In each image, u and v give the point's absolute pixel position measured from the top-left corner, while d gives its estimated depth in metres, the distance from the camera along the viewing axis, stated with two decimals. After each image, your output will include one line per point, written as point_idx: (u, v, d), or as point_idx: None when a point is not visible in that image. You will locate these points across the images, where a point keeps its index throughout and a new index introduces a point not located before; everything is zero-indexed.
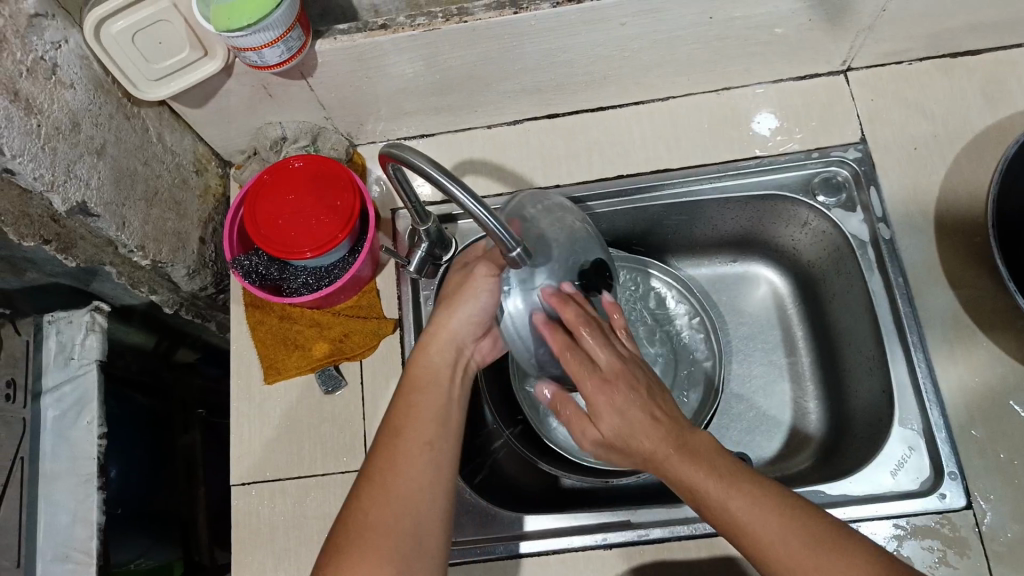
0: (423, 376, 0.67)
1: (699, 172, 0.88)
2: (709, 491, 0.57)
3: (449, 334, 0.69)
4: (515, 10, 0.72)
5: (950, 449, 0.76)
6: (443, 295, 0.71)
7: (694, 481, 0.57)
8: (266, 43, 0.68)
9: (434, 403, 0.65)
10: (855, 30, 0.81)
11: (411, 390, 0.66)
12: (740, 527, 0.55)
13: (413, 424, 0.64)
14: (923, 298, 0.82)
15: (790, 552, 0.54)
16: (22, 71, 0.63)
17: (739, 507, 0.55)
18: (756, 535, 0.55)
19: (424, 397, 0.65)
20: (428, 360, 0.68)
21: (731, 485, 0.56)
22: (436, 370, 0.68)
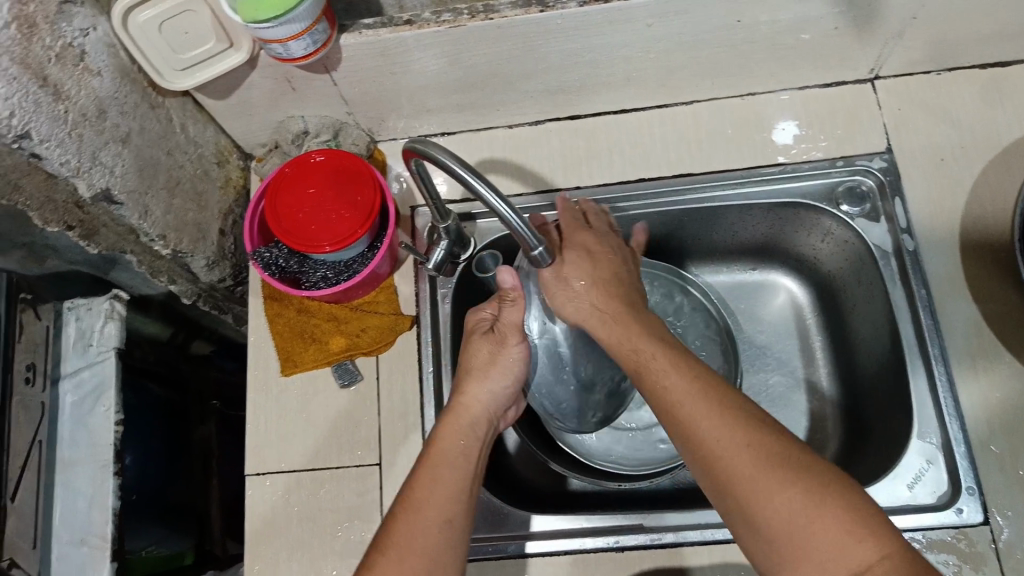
0: (444, 449, 0.66)
1: (720, 176, 0.87)
2: (649, 360, 0.64)
3: (472, 409, 0.70)
4: (541, 9, 0.72)
5: (969, 463, 0.75)
6: (467, 364, 0.73)
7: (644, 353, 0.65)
8: (293, 35, 0.68)
9: (455, 478, 0.64)
10: (884, 37, 0.80)
11: (430, 463, 0.65)
12: (697, 428, 0.58)
13: (438, 481, 0.63)
14: (945, 310, 0.81)
15: (741, 459, 0.55)
16: (51, 57, 0.63)
17: (704, 411, 0.58)
18: (670, 396, 0.61)
19: (443, 471, 0.64)
20: (449, 435, 0.67)
21: (703, 395, 0.59)
22: (458, 445, 0.67)
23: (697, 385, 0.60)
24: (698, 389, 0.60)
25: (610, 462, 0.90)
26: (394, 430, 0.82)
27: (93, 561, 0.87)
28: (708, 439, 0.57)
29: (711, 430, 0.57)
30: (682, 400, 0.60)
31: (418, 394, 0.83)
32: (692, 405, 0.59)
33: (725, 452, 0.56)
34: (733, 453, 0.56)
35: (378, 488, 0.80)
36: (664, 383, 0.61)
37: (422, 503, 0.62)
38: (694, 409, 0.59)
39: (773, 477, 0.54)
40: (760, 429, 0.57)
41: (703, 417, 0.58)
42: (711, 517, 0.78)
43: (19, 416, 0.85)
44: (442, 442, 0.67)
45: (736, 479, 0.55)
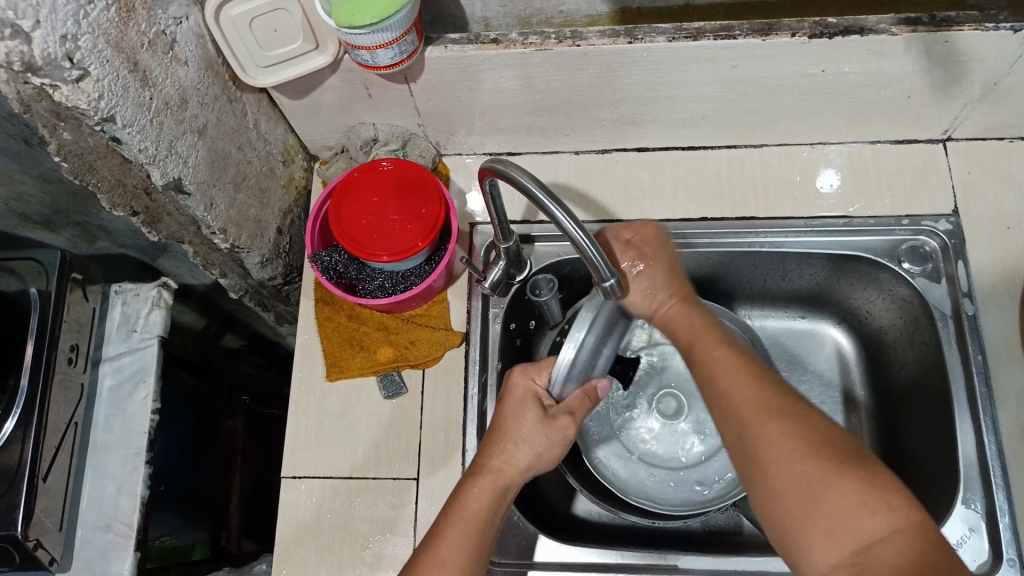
0: (470, 513, 0.64)
1: (784, 223, 0.87)
2: (706, 335, 0.66)
3: (509, 476, 0.67)
4: (629, 40, 0.72)
5: (1012, 535, 0.74)
6: (496, 422, 0.71)
7: (699, 329, 0.67)
8: (382, 44, 0.68)
9: (475, 537, 0.62)
10: (963, 100, 0.80)
11: (455, 522, 0.63)
12: (733, 401, 0.59)
13: (453, 541, 0.61)
14: (1000, 378, 0.80)
15: (767, 429, 0.55)
16: (144, 43, 0.63)
17: (744, 384, 0.59)
18: (715, 365, 0.62)
19: (468, 531, 0.62)
20: (478, 497, 0.65)
21: (748, 372, 0.60)
22: (485, 510, 0.64)
23: (744, 362, 0.61)
24: (744, 366, 0.61)
25: (644, 498, 0.87)
26: (435, 445, 0.81)
27: (116, 549, 0.86)
28: (741, 409, 0.58)
29: (739, 392, 0.59)
30: (725, 370, 0.61)
31: (462, 410, 0.82)
32: (733, 378, 0.60)
33: (760, 420, 0.56)
34: (764, 419, 0.56)
35: (414, 503, 0.79)
36: (713, 355, 0.63)
37: (440, 563, 0.60)
38: (733, 379, 0.60)
39: (800, 448, 0.54)
40: (794, 405, 0.57)
41: (742, 388, 0.59)
42: (748, 564, 0.76)
43: (57, 396, 0.85)
44: (471, 504, 0.64)
45: (762, 446, 0.55)
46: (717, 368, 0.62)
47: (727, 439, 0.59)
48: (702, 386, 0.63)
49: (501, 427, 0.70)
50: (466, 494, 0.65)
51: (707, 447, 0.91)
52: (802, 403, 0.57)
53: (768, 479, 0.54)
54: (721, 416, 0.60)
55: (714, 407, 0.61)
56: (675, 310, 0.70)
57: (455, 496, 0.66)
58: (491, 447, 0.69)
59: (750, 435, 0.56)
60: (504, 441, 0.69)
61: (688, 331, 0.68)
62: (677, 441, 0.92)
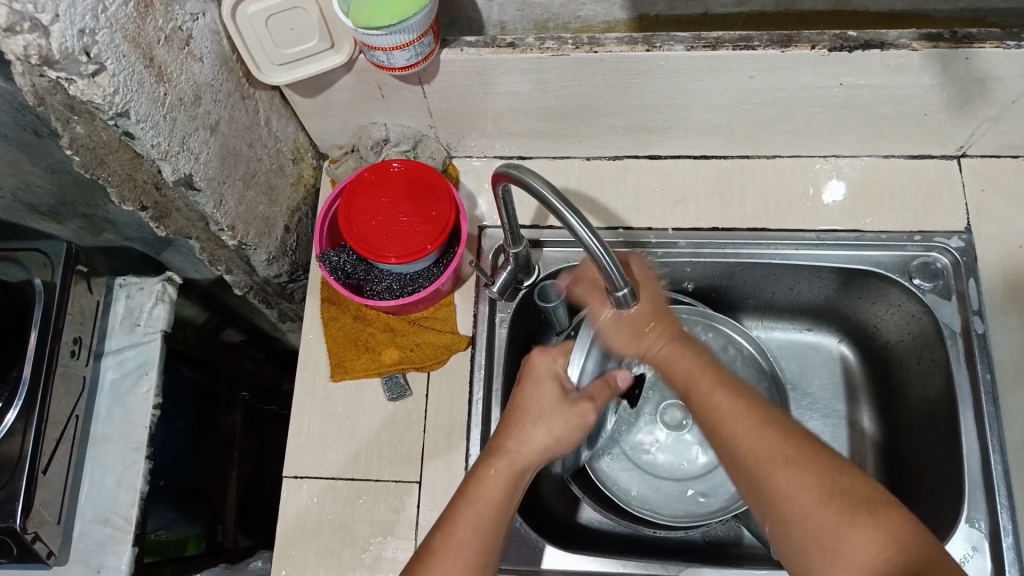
0: (487, 493, 0.63)
1: (793, 236, 0.86)
2: (700, 380, 0.65)
3: (530, 455, 0.67)
4: (647, 48, 0.71)
5: (1015, 555, 0.74)
6: (514, 402, 0.71)
7: (692, 372, 0.66)
8: (398, 46, 0.68)
9: (491, 518, 0.62)
10: (979, 117, 0.79)
11: (472, 502, 0.62)
12: (741, 451, 0.59)
13: (468, 524, 0.61)
14: (1008, 398, 0.79)
15: (777, 479, 0.57)
16: (160, 38, 0.63)
17: (749, 432, 0.60)
18: (717, 416, 0.62)
19: (485, 513, 0.62)
20: (496, 479, 0.64)
21: (751, 416, 0.61)
22: (501, 491, 0.64)
23: (742, 406, 0.62)
24: (744, 410, 0.61)
25: (646, 509, 0.87)
26: (438, 449, 0.80)
27: (114, 543, 0.85)
28: (752, 457, 0.59)
29: (745, 442, 0.59)
30: (729, 417, 0.61)
31: (466, 415, 0.81)
32: (739, 425, 0.61)
33: (770, 471, 0.57)
34: (778, 467, 0.57)
35: (415, 506, 0.78)
36: (714, 400, 0.63)
37: (456, 546, 0.60)
38: (740, 426, 0.60)
39: (814, 496, 0.55)
40: (804, 447, 0.58)
41: (749, 435, 0.60)
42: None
43: (59, 388, 0.84)
44: (488, 486, 0.63)
45: (776, 494, 0.57)
46: (718, 415, 0.62)
47: (737, 482, 0.61)
48: (707, 431, 0.63)
49: (521, 406, 0.70)
50: (485, 475, 0.65)
51: (711, 458, 0.90)
52: (810, 442, 0.59)
53: (786, 529, 0.56)
54: (731, 461, 0.61)
55: (722, 452, 0.62)
56: (669, 351, 0.69)
57: (471, 478, 0.65)
58: (510, 426, 0.69)
59: (763, 485, 0.58)
60: (526, 416, 0.69)
61: (686, 374, 0.67)
62: (681, 453, 0.91)
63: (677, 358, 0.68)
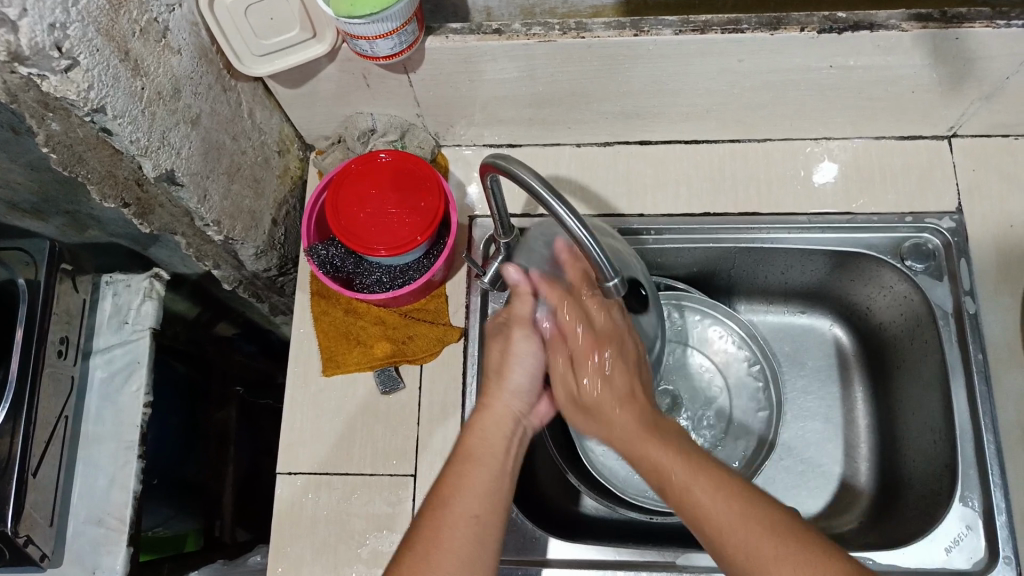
0: (481, 440, 0.65)
1: (786, 219, 0.86)
2: (654, 452, 0.63)
3: (509, 407, 0.68)
4: (635, 33, 0.70)
5: (1009, 533, 0.74)
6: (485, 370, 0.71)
7: (645, 446, 0.63)
8: (382, 34, 0.66)
9: (487, 478, 0.63)
10: (971, 97, 0.79)
11: (467, 449, 0.65)
12: (702, 515, 0.58)
13: (467, 469, 0.63)
14: (1000, 378, 0.80)
15: (738, 537, 0.56)
16: (135, 31, 0.61)
17: (704, 495, 0.59)
18: (671, 481, 0.61)
19: (478, 458, 0.64)
20: (484, 429, 0.66)
21: (699, 477, 0.60)
22: (490, 436, 0.66)
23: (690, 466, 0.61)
24: (693, 468, 0.61)
25: (643, 496, 0.87)
26: (432, 441, 0.80)
27: (107, 542, 0.85)
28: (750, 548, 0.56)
29: (703, 504, 0.58)
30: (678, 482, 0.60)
31: (460, 406, 0.81)
32: (692, 487, 0.60)
33: (731, 533, 0.57)
34: (734, 532, 0.56)
35: (412, 499, 0.78)
36: (694, 492, 0.59)
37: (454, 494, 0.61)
38: (728, 517, 0.57)
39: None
40: (791, 528, 0.56)
41: (743, 526, 0.56)
42: None
43: (47, 388, 0.83)
44: (478, 433, 0.66)
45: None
46: (673, 482, 0.61)
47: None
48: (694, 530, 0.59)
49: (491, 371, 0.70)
50: (473, 428, 0.67)
51: (705, 442, 0.90)
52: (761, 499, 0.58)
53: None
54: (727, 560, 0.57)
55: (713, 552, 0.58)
56: (631, 433, 0.64)
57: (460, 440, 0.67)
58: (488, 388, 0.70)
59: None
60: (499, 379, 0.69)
61: (641, 448, 0.64)
62: None
63: (634, 433, 0.64)
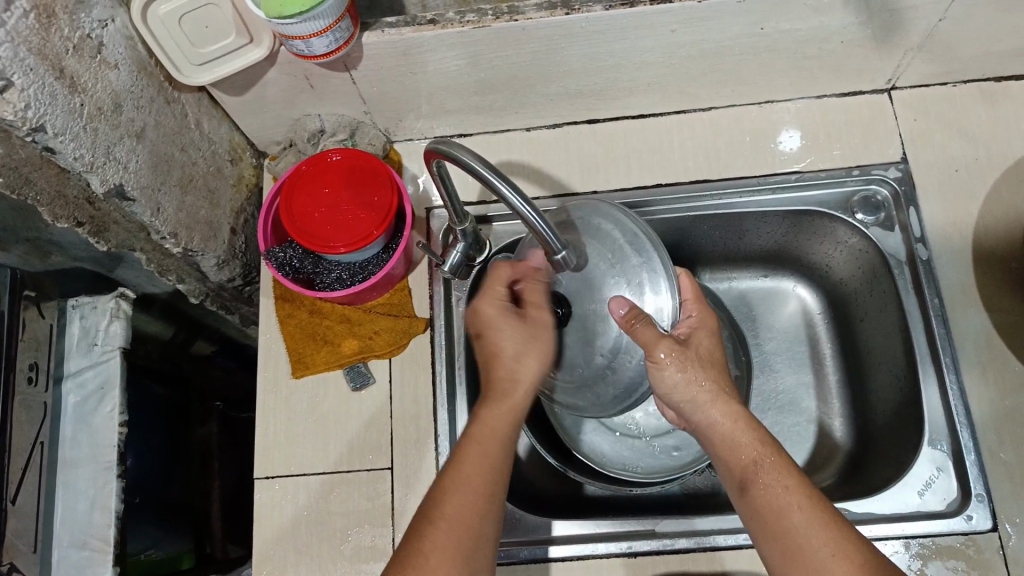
0: (497, 422, 0.63)
1: (738, 183, 0.87)
2: (711, 414, 0.64)
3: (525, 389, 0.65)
4: (566, 12, 0.71)
5: (979, 471, 0.75)
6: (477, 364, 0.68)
7: (709, 416, 0.65)
8: (315, 32, 0.67)
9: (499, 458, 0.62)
10: (903, 48, 0.81)
11: (485, 434, 0.63)
12: (742, 462, 0.62)
13: (484, 455, 0.62)
14: (957, 319, 0.81)
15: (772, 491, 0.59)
16: (68, 48, 0.61)
17: (749, 448, 0.62)
18: (720, 437, 0.64)
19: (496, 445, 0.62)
20: (500, 417, 0.64)
21: (751, 438, 0.62)
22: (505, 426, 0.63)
23: (738, 427, 0.63)
24: (744, 428, 0.63)
25: (621, 468, 0.88)
26: (407, 432, 0.81)
27: (93, 565, 0.85)
28: (823, 552, 0.55)
29: (747, 452, 0.62)
30: (722, 432, 0.64)
31: (430, 396, 0.82)
32: (737, 442, 0.63)
33: (760, 484, 0.60)
34: (771, 485, 0.60)
35: (391, 491, 0.79)
36: (784, 491, 0.59)
37: (467, 483, 0.60)
38: (811, 522, 0.57)
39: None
40: (869, 549, 0.56)
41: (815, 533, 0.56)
42: (723, 521, 0.77)
43: (19, 415, 0.83)
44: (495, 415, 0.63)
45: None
46: (719, 432, 0.64)
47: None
48: (764, 529, 0.59)
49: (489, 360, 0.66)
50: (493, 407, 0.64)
51: None
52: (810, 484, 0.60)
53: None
54: (792, 560, 0.57)
55: (781, 550, 0.58)
56: (710, 411, 0.64)
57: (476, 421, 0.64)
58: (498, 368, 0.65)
59: None
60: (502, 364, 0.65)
61: (703, 413, 0.65)
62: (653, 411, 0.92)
63: (715, 417, 0.64)
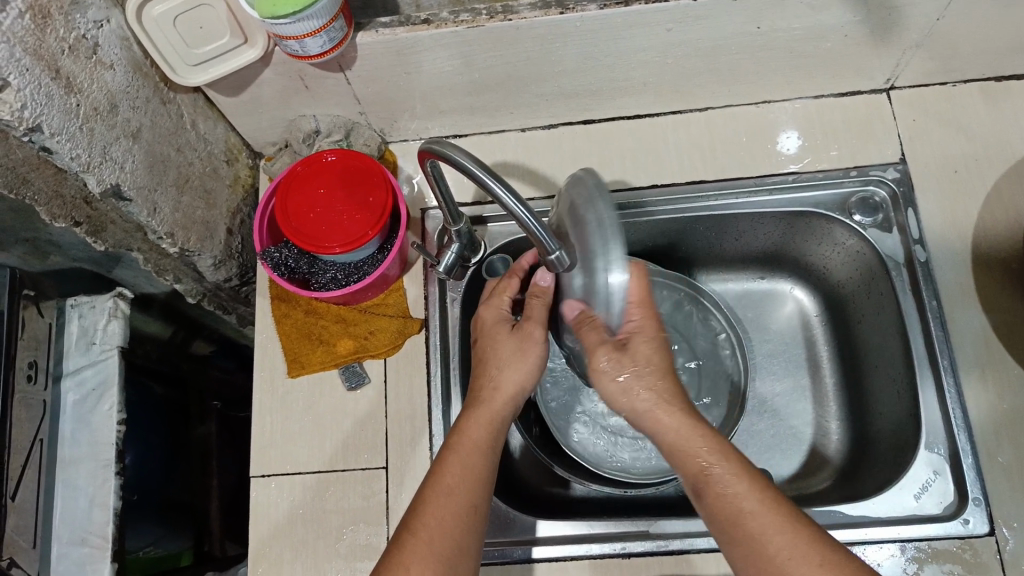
0: (476, 433, 0.65)
1: (734, 184, 0.87)
2: (660, 420, 0.65)
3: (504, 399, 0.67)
4: (561, 11, 0.71)
5: (976, 474, 0.74)
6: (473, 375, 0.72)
7: (658, 422, 0.65)
8: (309, 32, 0.67)
9: (481, 464, 0.63)
10: (901, 47, 0.80)
11: (464, 443, 0.64)
12: (695, 467, 0.62)
13: (464, 463, 0.63)
14: (955, 320, 0.80)
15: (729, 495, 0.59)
16: (64, 49, 0.62)
17: (701, 453, 0.62)
18: (672, 442, 0.64)
19: (477, 453, 0.64)
20: (478, 425, 0.65)
21: (701, 443, 0.62)
22: (483, 435, 0.65)
23: (689, 430, 0.63)
24: (695, 432, 0.63)
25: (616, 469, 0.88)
26: (401, 432, 0.81)
27: (93, 562, 0.85)
28: (781, 553, 0.55)
29: (700, 456, 0.62)
30: (674, 437, 0.64)
31: (425, 397, 0.82)
32: (688, 447, 0.63)
33: (717, 489, 0.60)
34: (727, 491, 0.59)
35: (385, 491, 0.79)
36: (735, 495, 0.59)
37: (446, 493, 0.61)
38: (767, 524, 0.57)
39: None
40: (827, 545, 0.56)
41: (775, 535, 0.56)
42: None
43: (19, 413, 0.84)
44: (474, 426, 0.65)
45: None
46: (670, 438, 0.64)
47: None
48: (724, 535, 0.59)
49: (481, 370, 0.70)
50: (471, 418, 0.66)
51: None
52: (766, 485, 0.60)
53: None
54: (753, 564, 0.57)
55: (744, 554, 0.57)
56: (659, 416, 0.65)
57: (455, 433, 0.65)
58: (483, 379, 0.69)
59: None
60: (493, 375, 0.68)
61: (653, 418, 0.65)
62: None
63: (664, 423, 0.64)
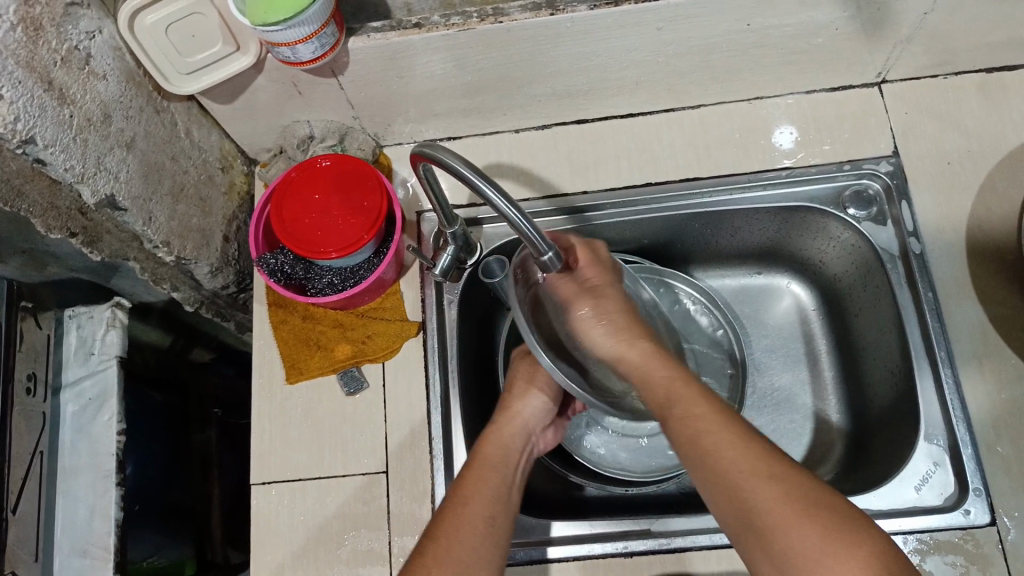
0: (492, 451, 0.69)
1: (728, 181, 0.87)
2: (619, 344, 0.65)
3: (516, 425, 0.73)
4: (551, 13, 0.71)
5: (976, 465, 0.74)
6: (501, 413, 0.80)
7: (618, 346, 0.65)
8: (301, 39, 0.67)
9: (499, 478, 0.67)
10: (892, 41, 0.80)
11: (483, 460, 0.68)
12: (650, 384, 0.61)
13: (484, 476, 0.66)
14: (951, 313, 0.80)
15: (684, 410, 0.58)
16: (56, 60, 0.62)
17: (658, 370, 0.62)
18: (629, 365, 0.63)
19: (496, 469, 0.67)
20: (493, 446, 0.70)
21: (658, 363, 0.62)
22: (498, 452, 0.70)
23: (649, 355, 0.63)
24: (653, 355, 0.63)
25: (617, 468, 0.88)
26: (401, 435, 0.81)
27: (95, 572, 0.85)
28: (733, 462, 0.54)
29: (658, 374, 0.62)
30: (635, 360, 0.63)
31: (424, 400, 0.82)
32: (646, 369, 0.63)
33: (672, 402, 0.59)
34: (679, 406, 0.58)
35: (386, 495, 0.79)
36: (694, 415, 0.57)
37: (467, 499, 0.63)
38: (719, 435, 0.55)
39: (802, 514, 0.50)
40: (779, 460, 0.54)
41: (727, 446, 0.54)
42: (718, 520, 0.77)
43: (18, 425, 0.84)
44: (490, 447, 0.70)
45: (757, 510, 0.51)
46: (628, 359, 0.64)
47: (711, 500, 0.55)
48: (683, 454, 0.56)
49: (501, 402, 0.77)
50: (488, 441, 0.71)
51: None
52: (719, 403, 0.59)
53: (772, 549, 0.50)
54: (706, 474, 0.55)
55: (698, 466, 0.55)
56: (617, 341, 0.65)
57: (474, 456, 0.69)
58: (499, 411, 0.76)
59: (735, 494, 0.52)
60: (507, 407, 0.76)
61: (610, 347, 0.65)
62: None
63: (622, 349, 0.64)
